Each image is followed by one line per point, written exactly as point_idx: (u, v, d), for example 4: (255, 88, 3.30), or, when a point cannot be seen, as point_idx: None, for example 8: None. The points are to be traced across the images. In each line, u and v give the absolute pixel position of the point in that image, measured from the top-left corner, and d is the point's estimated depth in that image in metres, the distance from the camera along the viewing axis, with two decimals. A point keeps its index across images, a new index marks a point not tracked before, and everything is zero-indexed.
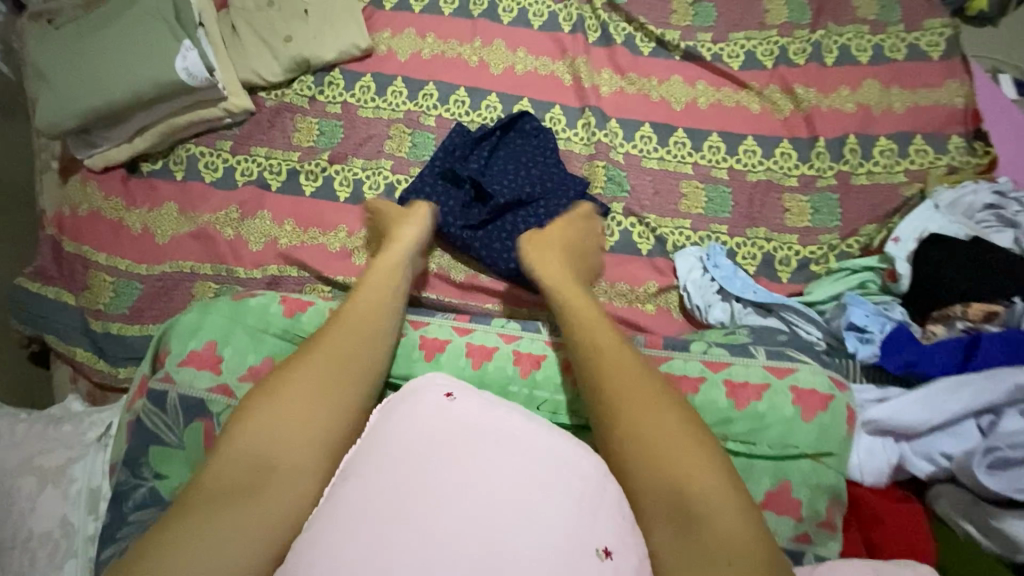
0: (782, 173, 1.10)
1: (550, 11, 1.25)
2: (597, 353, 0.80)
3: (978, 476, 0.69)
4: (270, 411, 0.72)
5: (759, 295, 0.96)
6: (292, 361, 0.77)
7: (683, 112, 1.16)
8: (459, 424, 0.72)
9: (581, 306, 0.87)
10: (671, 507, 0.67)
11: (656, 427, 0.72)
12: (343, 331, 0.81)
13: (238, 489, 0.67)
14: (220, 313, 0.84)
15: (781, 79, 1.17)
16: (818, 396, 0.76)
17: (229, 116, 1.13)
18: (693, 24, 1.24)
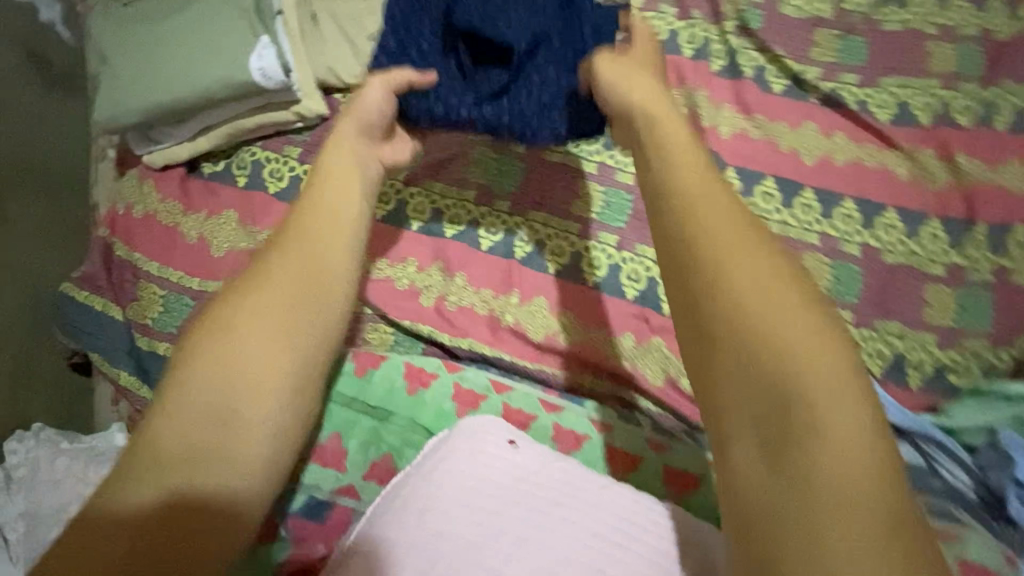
0: (927, 258, 0.94)
1: (670, 29, 1.08)
2: (690, 205, 0.57)
3: None
4: (235, 347, 0.66)
5: (896, 416, 0.83)
6: (251, 295, 0.69)
7: (815, 168, 0.99)
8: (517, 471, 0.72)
9: (680, 154, 0.61)
10: (757, 417, 0.48)
11: (744, 317, 0.51)
12: (312, 253, 0.73)
13: (202, 431, 0.61)
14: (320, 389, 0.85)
15: (939, 142, 0.99)
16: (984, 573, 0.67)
17: (300, 120, 0.97)
18: (838, 61, 1.05)
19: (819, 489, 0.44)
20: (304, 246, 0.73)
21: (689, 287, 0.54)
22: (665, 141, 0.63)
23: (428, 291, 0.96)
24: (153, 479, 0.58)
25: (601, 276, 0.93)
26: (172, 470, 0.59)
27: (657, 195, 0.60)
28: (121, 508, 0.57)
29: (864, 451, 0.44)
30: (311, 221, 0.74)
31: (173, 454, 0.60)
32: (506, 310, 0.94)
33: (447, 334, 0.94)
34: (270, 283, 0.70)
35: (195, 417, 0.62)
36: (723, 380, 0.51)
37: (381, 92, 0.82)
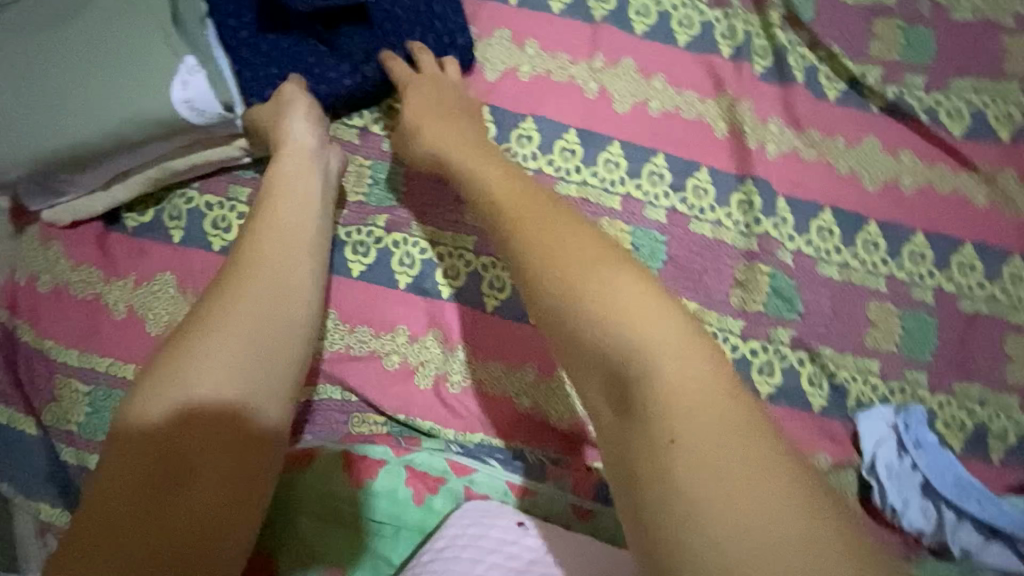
0: (1009, 305, 0.80)
1: (703, 21, 0.88)
2: (554, 264, 0.51)
3: None
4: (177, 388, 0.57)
5: (988, 510, 0.71)
6: (178, 356, 0.59)
7: (878, 196, 0.84)
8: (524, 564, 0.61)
9: (546, 231, 0.53)
10: (661, 454, 0.43)
11: (626, 352, 0.46)
12: (273, 319, 0.62)
13: (151, 475, 0.54)
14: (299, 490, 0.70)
15: (1020, 161, 0.84)
16: None
17: (249, 156, 0.79)
18: (904, 58, 0.87)
19: (733, 499, 0.40)
20: (259, 273, 0.64)
21: (569, 342, 0.50)
22: (549, 228, 0.54)
23: (425, 369, 0.79)
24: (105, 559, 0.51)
25: None
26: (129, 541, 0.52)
27: (556, 290, 0.50)
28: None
29: (762, 478, 0.41)
30: (265, 245, 0.66)
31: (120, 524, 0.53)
32: (521, 390, 0.78)
33: (453, 426, 0.77)
34: (221, 348, 0.59)
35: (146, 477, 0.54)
36: (599, 406, 0.48)
37: (300, 90, 0.74)
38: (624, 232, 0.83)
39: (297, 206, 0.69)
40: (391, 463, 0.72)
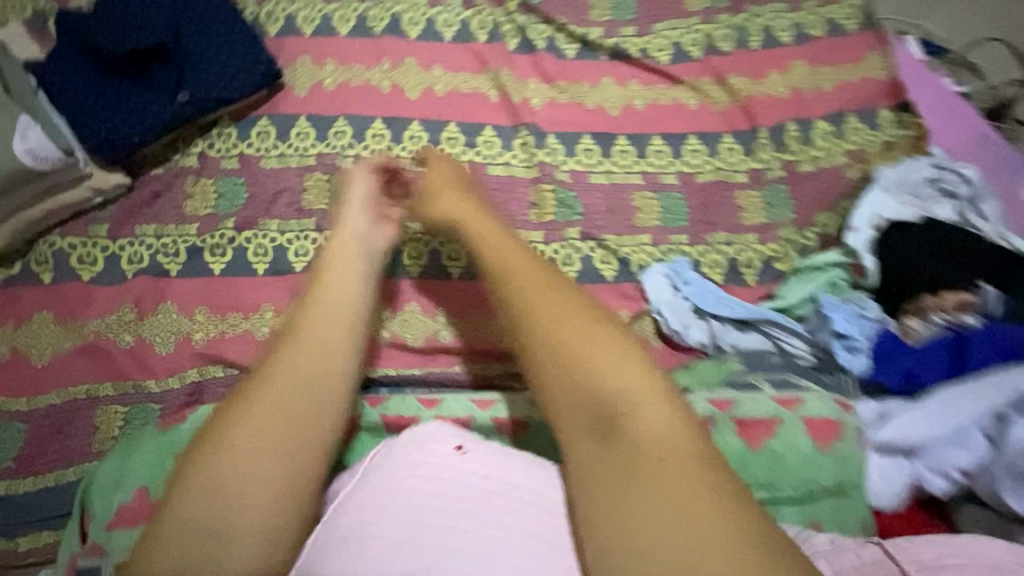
0: (729, 170, 1.06)
1: (461, 20, 1.13)
2: (548, 334, 0.68)
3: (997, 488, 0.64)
4: (240, 455, 0.64)
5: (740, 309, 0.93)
6: (251, 408, 0.67)
7: (621, 117, 1.09)
8: (472, 484, 0.66)
9: (523, 277, 0.74)
10: (619, 464, 0.60)
11: (594, 390, 0.63)
12: (297, 380, 0.69)
13: (200, 528, 0.61)
14: (147, 447, 0.68)
15: (711, 70, 1.13)
16: (832, 424, 0.72)
17: (100, 195, 0.93)
18: (615, 18, 1.16)
19: (689, 496, 0.56)
20: (313, 338, 0.73)
21: (567, 401, 0.65)
22: (508, 266, 0.75)
23: None
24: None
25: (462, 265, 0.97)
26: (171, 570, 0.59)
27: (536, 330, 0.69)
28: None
29: (698, 492, 0.56)
30: (312, 314, 0.74)
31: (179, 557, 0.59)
32: (380, 326, 0.93)
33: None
34: (274, 398, 0.68)
35: (183, 526, 0.61)
36: (580, 442, 0.63)
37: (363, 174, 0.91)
38: None
39: (343, 281, 0.78)
40: None
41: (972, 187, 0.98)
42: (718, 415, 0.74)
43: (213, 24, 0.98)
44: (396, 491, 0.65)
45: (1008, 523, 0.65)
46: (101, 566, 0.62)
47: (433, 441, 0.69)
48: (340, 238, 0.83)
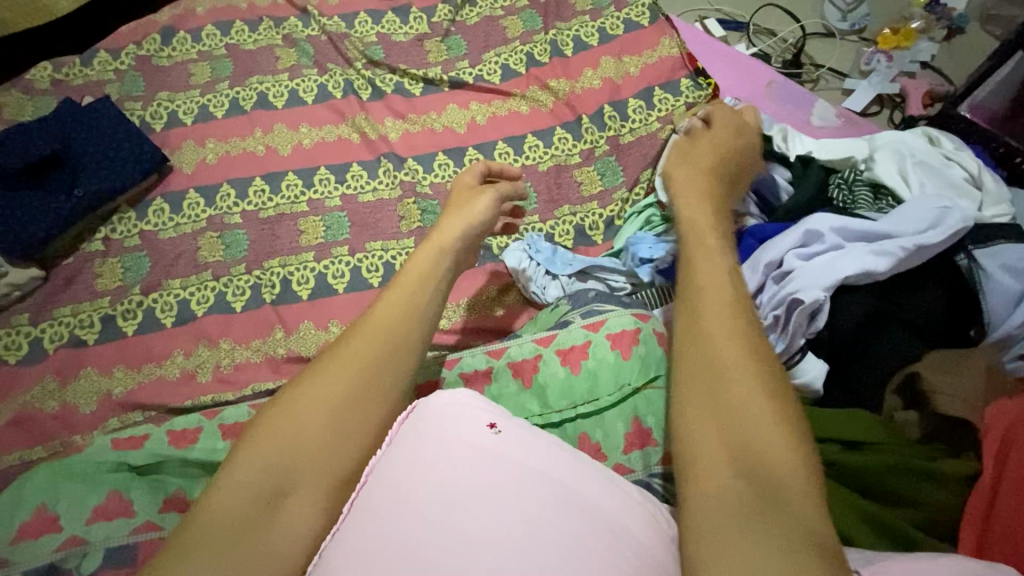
0: (565, 155, 1.23)
1: (318, 84, 1.32)
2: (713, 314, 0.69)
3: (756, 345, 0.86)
4: (293, 448, 0.67)
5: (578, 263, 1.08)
6: (285, 404, 0.70)
7: (467, 132, 1.27)
8: (503, 459, 0.65)
9: (713, 298, 0.70)
10: (744, 486, 0.57)
11: (742, 434, 0.60)
12: (380, 374, 0.73)
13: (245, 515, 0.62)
14: (45, 472, 0.74)
15: (536, 79, 1.32)
16: (628, 334, 0.83)
17: (18, 289, 1.07)
18: (449, 56, 1.36)
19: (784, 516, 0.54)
20: (360, 354, 0.73)
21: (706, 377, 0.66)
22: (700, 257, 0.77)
23: (202, 367, 1.03)
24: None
25: (347, 282, 1.11)
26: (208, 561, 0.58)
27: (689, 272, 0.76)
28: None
29: (795, 538, 0.52)
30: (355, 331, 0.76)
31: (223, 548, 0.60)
32: (278, 346, 1.05)
33: (228, 393, 0.99)
34: (330, 384, 0.71)
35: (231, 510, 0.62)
36: (698, 419, 0.63)
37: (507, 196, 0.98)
38: (317, 222, 1.17)
39: (413, 289, 0.81)
40: (155, 434, 0.79)
41: (756, 119, 1.16)
42: (542, 351, 0.86)
43: (101, 132, 1.16)
44: (416, 462, 0.64)
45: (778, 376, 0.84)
46: None
47: (460, 406, 0.71)
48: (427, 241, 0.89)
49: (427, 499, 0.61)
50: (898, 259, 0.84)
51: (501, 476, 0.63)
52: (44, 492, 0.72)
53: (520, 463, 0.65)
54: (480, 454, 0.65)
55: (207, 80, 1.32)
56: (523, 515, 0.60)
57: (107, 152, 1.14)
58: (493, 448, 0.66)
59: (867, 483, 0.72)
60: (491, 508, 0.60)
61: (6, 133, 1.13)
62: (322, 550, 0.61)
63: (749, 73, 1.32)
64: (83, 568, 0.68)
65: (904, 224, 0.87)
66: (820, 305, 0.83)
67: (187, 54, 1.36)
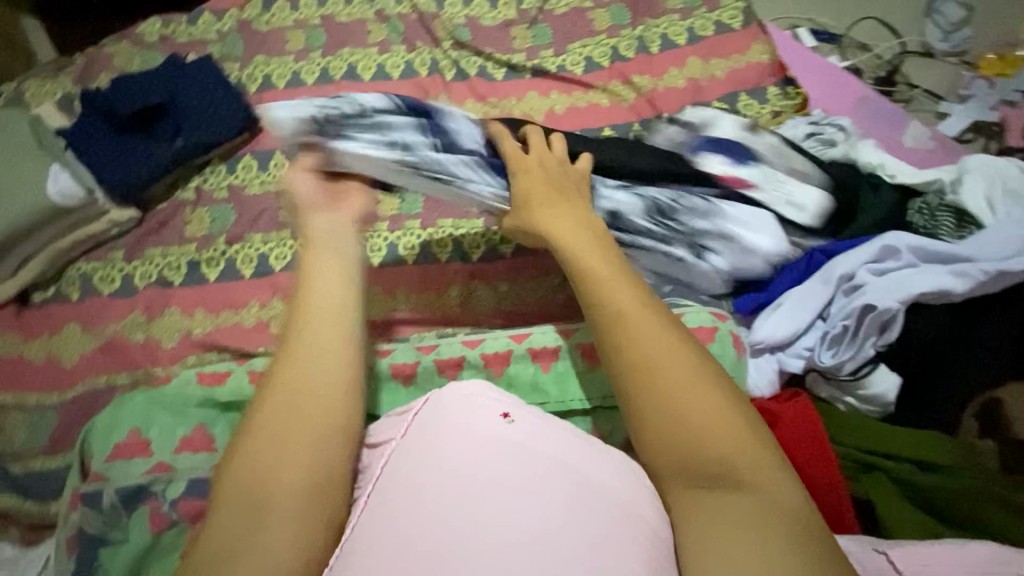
0: None
1: (405, 61, 1.36)
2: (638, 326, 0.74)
3: (826, 357, 0.82)
4: (258, 466, 0.64)
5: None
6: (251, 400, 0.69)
7: (545, 120, 1.28)
8: (518, 449, 0.66)
9: (599, 269, 0.78)
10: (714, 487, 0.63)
11: (683, 424, 0.66)
12: (309, 378, 0.70)
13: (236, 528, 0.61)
14: (138, 400, 0.79)
15: (619, 73, 1.32)
16: (706, 330, 0.85)
17: (117, 227, 1.14)
18: (534, 44, 1.38)
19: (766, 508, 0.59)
20: (287, 374, 0.70)
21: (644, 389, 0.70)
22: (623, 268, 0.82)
23: (275, 320, 1.08)
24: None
25: (417, 253, 1.12)
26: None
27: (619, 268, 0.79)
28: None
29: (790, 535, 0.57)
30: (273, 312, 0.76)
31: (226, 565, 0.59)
32: None
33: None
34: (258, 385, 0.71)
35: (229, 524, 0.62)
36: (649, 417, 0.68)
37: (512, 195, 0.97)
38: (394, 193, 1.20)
39: (340, 291, 0.78)
40: (236, 370, 0.82)
41: (847, 133, 1.13)
42: None
43: (203, 87, 1.23)
44: (433, 450, 0.66)
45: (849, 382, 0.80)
46: (102, 490, 0.73)
47: (475, 395, 0.72)
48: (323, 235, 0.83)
49: (458, 483, 0.62)
50: (978, 282, 0.80)
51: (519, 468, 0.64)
52: (139, 420, 0.77)
53: (545, 454, 0.67)
54: (499, 445, 0.66)
55: (301, 48, 1.38)
56: (544, 507, 0.61)
57: (204, 106, 1.21)
58: (512, 437, 0.67)
59: (936, 504, 0.71)
60: (516, 499, 0.61)
61: (120, 81, 1.21)
62: (357, 536, 0.62)
63: (840, 86, 1.28)
64: (168, 494, 0.73)
65: (986, 250, 0.84)
66: (894, 316, 0.80)
67: (285, 21, 1.41)
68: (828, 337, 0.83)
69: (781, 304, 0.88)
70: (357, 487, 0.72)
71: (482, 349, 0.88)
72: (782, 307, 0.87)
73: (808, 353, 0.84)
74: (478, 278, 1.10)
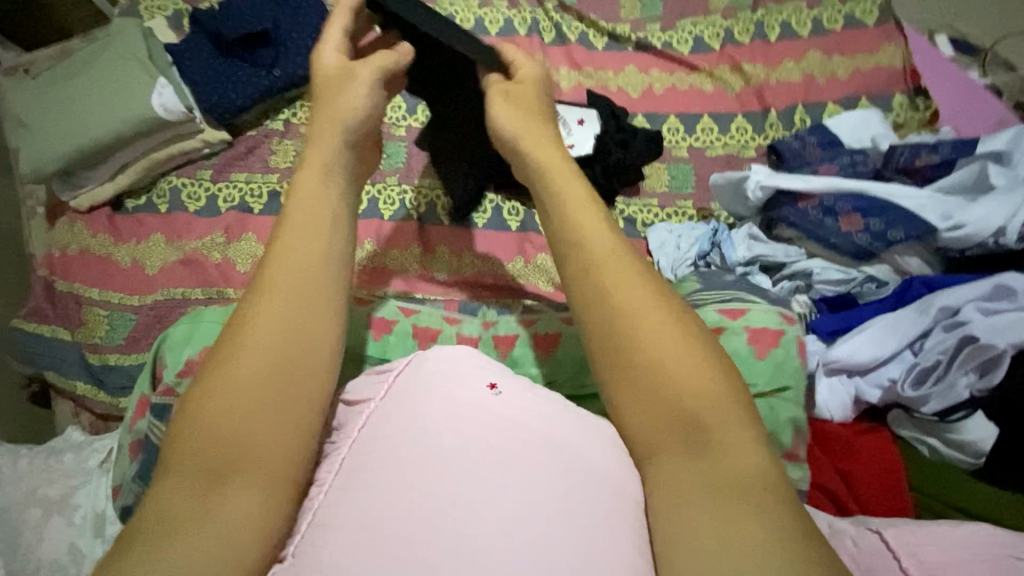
0: (739, 146, 1.15)
1: (505, 17, 1.31)
2: (604, 270, 0.61)
3: (909, 392, 0.70)
4: (235, 375, 0.54)
5: (755, 230, 0.95)
6: (275, 282, 0.60)
7: (640, 99, 1.22)
8: (507, 422, 0.58)
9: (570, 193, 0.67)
10: (683, 449, 0.52)
11: (665, 386, 0.54)
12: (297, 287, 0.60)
13: (224, 430, 0.52)
14: (211, 321, 0.82)
15: (729, 59, 1.23)
16: (770, 333, 0.72)
17: (208, 147, 1.17)
18: (642, 16, 1.30)
19: (720, 480, 0.49)
20: (283, 281, 0.60)
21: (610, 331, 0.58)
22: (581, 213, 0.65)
23: None
24: (172, 487, 0.49)
25: (487, 218, 1.14)
26: (186, 481, 0.49)
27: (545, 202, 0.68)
28: (170, 492, 0.49)
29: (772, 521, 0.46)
30: (311, 206, 0.66)
31: (204, 481, 0.49)
32: (413, 262, 1.10)
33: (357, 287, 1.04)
34: (303, 265, 0.61)
35: (217, 422, 0.52)
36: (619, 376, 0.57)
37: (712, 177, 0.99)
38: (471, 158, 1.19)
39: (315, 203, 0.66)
40: None
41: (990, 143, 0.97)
42: None
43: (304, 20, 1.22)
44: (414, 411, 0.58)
45: (936, 420, 0.69)
46: (170, 403, 0.77)
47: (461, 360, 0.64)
48: (326, 128, 0.72)
49: (441, 447, 0.54)
50: None
51: (503, 440, 0.56)
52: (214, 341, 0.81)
53: (538, 432, 0.58)
54: (485, 415, 0.58)
55: None
56: (530, 480, 0.53)
57: (302, 38, 1.21)
58: (500, 411, 0.59)
59: None
60: (512, 481, 0.52)
61: (227, 3, 1.22)
62: (334, 507, 0.52)
63: (977, 105, 1.15)
64: None
65: None
66: (1001, 358, 0.67)
67: None
68: (914, 370, 0.71)
69: (869, 325, 0.76)
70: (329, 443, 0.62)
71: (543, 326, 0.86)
72: (869, 329, 0.75)
73: (890, 382, 0.73)
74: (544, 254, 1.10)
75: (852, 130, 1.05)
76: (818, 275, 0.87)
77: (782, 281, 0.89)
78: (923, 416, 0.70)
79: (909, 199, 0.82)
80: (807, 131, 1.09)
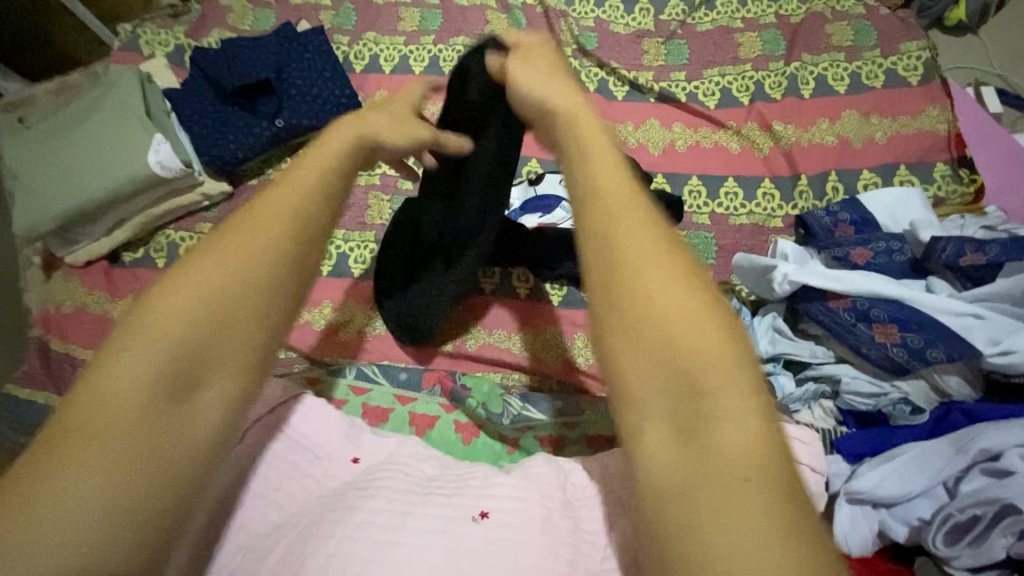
0: (766, 215, 1.08)
1: None
2: (601, 198, 0.43)
3: (937, 548, 0.65)
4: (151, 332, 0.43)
5: (779, 321, 0.89)
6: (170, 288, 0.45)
7: (661, 157, 1.14)
8: (368, 481, 0.67)
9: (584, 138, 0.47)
10: (676, 428, 0.36)
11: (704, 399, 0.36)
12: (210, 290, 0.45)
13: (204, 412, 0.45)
14: None
15: (758, 115, 1.15)
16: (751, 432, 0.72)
17: (207, 199, 1.13)
18: (666, 63, 1.22)
19: (706, 470, 0.34)
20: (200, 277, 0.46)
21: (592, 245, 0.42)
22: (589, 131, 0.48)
23: (345, 327, 1.05)
24: (126, 372, 0.41)
25: (495, 283, 1.06)
26: (260, 338, 0.47)
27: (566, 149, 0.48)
28: (139, 367, 0.42)
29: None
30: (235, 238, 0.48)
31: (153, 397, 0.42)
32: None
33: (324, 356, 1.01)
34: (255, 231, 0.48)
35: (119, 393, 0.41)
36: (643, 372, 0.38)
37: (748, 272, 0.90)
38: None
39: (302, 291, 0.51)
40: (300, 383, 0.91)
41: None
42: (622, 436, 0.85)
43: (310, 65, 1.17)
44: (294, 490, 0.67)
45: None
46: None
47: (325, 423, 0.78)
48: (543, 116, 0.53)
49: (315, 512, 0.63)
50: None
51: (351, 492, 0.65)
52: None
53: (392, 483, 0.66)
54: (341, 488, 0.67)
55: (414, 29, 1.27)
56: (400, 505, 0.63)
57: (306, 85, 1.15)
58: (359, 479, 0.69)
59: None
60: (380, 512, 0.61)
61: (229, 45, 1.17)
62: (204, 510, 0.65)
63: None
64: None
65: None
66: None
67: None
68: (941, 518, 0.65)
69: (899, 456, 0.70)
70: (251, 502, 0.64)
71: (535, 433, 0.88)
72: (899, 460, 0.70)
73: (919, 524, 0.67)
74: (554, 325, 1.02)
75: (887, 211, 0.98)
76: (847, 384, 0.80)
77: (807, 384, 0.83)
78: (953, 570, 0.64)
79: (951, 315, 0.77)
80: (838, 204, 1.02)
